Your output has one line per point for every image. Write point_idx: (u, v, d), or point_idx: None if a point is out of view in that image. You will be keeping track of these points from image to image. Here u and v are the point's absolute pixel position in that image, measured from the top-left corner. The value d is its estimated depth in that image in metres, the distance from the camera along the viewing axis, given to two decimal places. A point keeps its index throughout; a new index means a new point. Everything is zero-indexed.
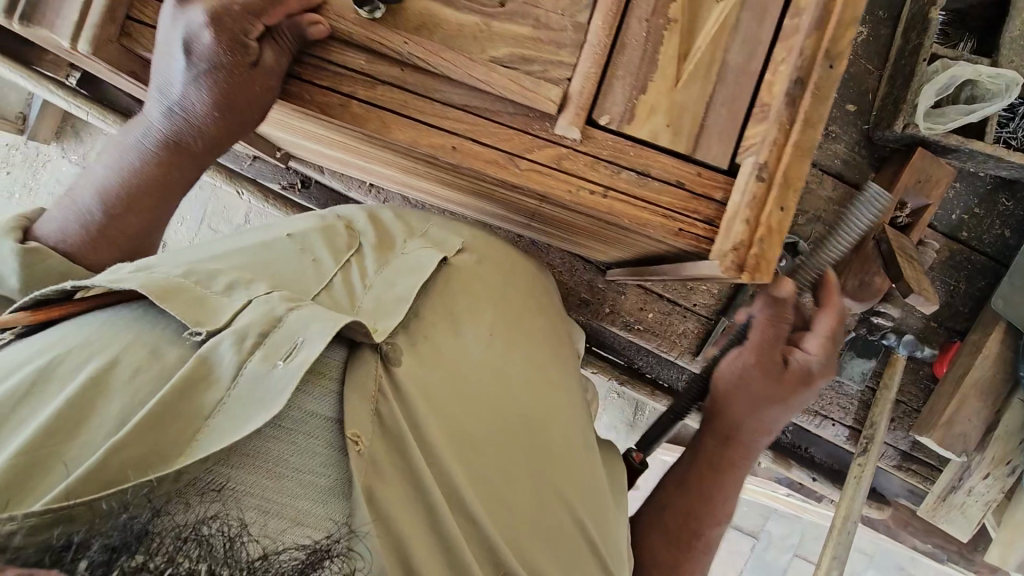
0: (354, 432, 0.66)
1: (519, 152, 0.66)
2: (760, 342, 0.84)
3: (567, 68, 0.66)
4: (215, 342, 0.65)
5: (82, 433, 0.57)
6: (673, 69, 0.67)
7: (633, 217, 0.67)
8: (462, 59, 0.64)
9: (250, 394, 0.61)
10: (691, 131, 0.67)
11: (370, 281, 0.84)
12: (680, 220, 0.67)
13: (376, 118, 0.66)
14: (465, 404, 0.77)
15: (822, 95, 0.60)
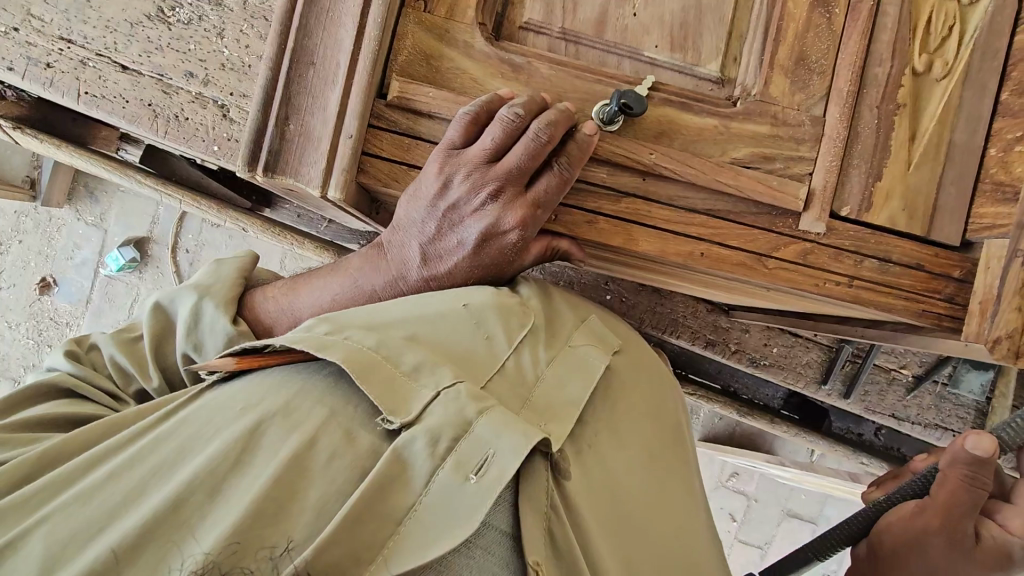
0: (535, 558, 0.48)
1: (766, 251, 0.66)
2: (946, 506, 0.67)
3: (805, 163, 0.66)
4: (408, 440, 0.47)
5: (284, 519, 0.43)
6: (905, 153, 0.67)
7: (879, 303, 0.67)
8: (710, 165, 0.64)
9: (450, 507, 0.44)
10: (925, 213, 0.68)
11: (544, 369, 0.58)
12: (923, 301, 0.68)
13: (623, 232, 0.65)
14: (645, 558, 0.55)
15: None
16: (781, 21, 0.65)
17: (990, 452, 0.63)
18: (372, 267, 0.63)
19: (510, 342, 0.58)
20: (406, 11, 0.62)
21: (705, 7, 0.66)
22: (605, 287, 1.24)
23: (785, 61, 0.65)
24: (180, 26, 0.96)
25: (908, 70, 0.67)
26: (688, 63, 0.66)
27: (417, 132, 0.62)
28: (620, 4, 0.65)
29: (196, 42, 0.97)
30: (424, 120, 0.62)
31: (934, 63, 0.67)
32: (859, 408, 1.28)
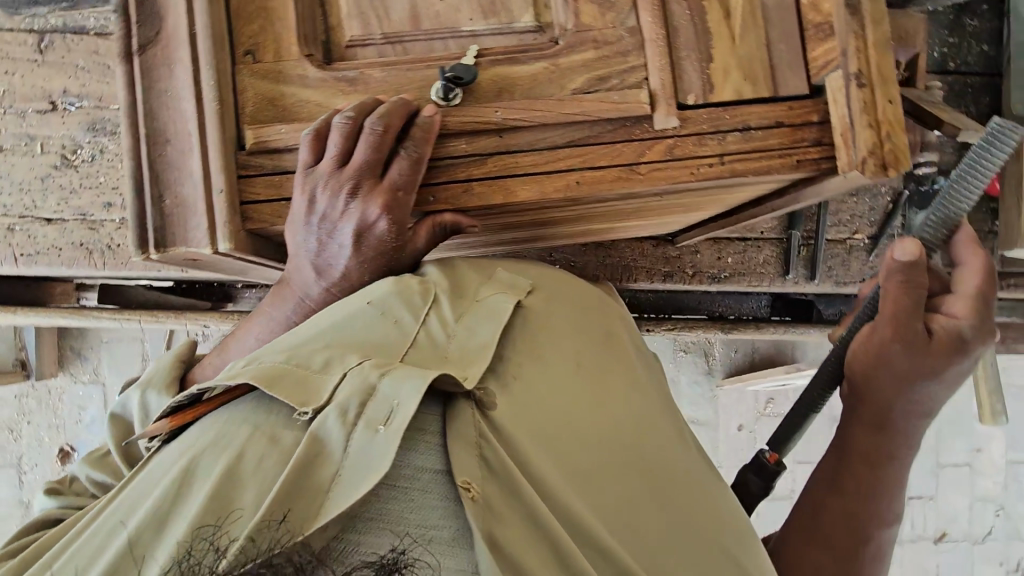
0: (465, 478, 0.53)
1: (634, 159, 0.70)
2: (896, 313, 0.68)
3: (639, 69, 0.70)
4: (322, 419, 0.53)
5: (228, 521, 0.48)
6: (725, 30, 0.71)
7: (755, 170, 0.71)
8: (552, 102, 0.68)
9: (366, 460, 0.50)
10: (765, 75, 0.72)
11: (452, 330, 0.63)
12: (795, 153, 0.71)
13: (499, 188, 0.68)
14: (582, 452, 0.60)
15: None
16: None
17: (917, 253, 0.65)
18: (281, 300, 0.69)
19: (414, 317, 0.63)
20: (239, 68, 0.68)
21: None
22: (552, 259, 1.27)
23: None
24: (84, 165, 1.18)
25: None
26: (505, 23, 0.72)
27: (282, 166, 0.66)
28: None
29: (103, 172, 1.18)
30: (285, 154, 0.66)
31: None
32: (831, 285, 1.30)
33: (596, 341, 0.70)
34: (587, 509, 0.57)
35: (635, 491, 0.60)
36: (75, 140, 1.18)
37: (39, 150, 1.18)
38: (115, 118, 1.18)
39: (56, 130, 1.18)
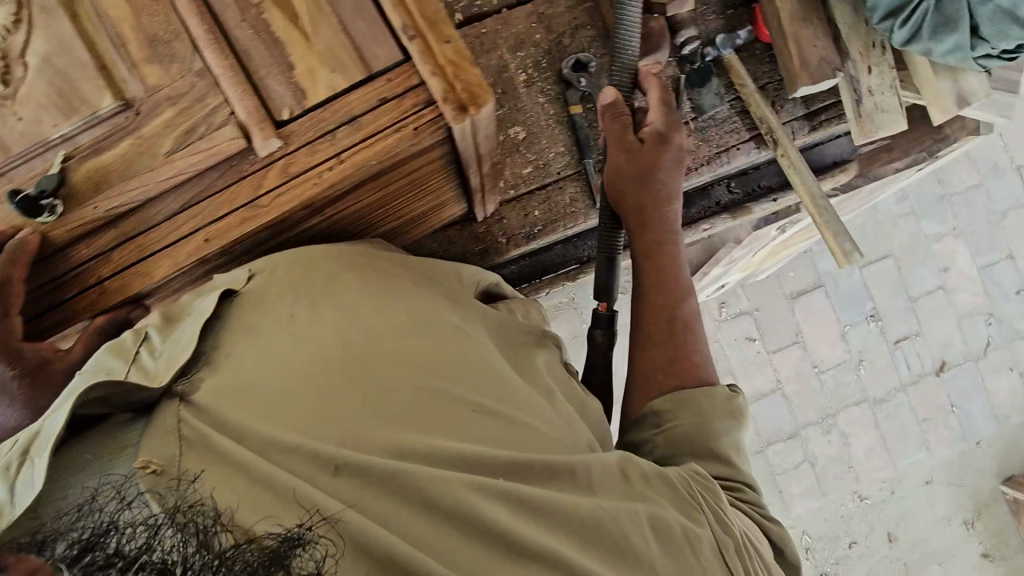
0: (146, 460, 0.64)
1: (254, 195, 0.68)
2: (613, 137, 1.09)
3: (224, 107, 0.68)
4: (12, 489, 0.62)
5: None
6: (297, 33, 0.69)
7: (375, 155, 0.68)
8: (146, 176, 0.66)
9: (33, 474, 0.62)
10: (353, 58, 0.69)
11: (159, 350, 0.73)
12: (408, 121, 0.68)
13: (134, 276, 0.67)
14: (302, 387, 0.71)
15: None
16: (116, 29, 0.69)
17: (611, 96, 1.07)
18: None
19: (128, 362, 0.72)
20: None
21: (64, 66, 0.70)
22: None
23: (145, 53, 0.68)
24: None
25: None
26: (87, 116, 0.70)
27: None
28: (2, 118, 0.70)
29: None
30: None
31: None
32: None
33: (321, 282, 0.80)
34: (327, 434, 0.68)
35: (376, 392, 0.72)
36: None
37: None
38: None
39: None
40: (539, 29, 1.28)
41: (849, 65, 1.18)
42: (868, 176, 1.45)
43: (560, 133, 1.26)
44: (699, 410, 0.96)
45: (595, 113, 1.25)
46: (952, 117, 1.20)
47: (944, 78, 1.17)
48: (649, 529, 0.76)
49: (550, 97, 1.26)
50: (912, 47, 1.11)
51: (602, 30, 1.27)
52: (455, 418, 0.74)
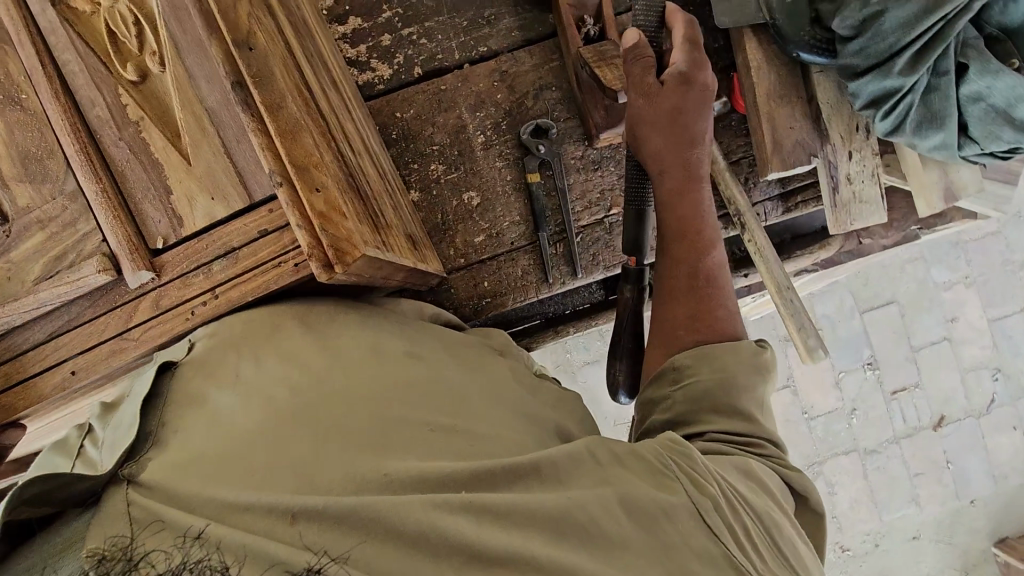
0: (93, 549, 0.48)
1: (123, 327, 0.64)
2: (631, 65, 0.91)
3: (96, 233, 0.64)
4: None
5: None
6: (176, 154, 0.65)
7: (251, 292, 0.64)
8: (9, 306, 0.63)
9: None
10: (234, 185, 0.65)
11: (103, 437, 0.59)
12: (287, 258, 0.64)
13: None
14: (246, 444, 0.56)
15: (265, 76, 0.57)
16: None
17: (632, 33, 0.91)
18: None
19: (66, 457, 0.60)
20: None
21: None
22: None
23: (16, 170, 0.65)
24: None
25: (124, 88, 0.65)
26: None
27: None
28: None
29: None
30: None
31: (142, 64, 0.65)
32: (598, 272, 1.20)
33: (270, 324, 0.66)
34: (286, 482, 0.53)
35: (335, 424, 0.59)
36: None
37: None
38: None
39: None
40: (501, 88, 1.21)
41: (828, 149, 1.09)
42: (855, 251, 1.35)
43: (516, 202, 1.20)
44: (724, 363, 0.77)
45: (553, 182, 1.19)
46: (939, 212, 1.10)
47: (932, 169, 1.07)
48: (648, 486, 0.61)
49: (507, 162, 1.20)
50: (894, 137, 1.02)
51: (567, 94, 1.20)
52: (432, 447, 0.61)
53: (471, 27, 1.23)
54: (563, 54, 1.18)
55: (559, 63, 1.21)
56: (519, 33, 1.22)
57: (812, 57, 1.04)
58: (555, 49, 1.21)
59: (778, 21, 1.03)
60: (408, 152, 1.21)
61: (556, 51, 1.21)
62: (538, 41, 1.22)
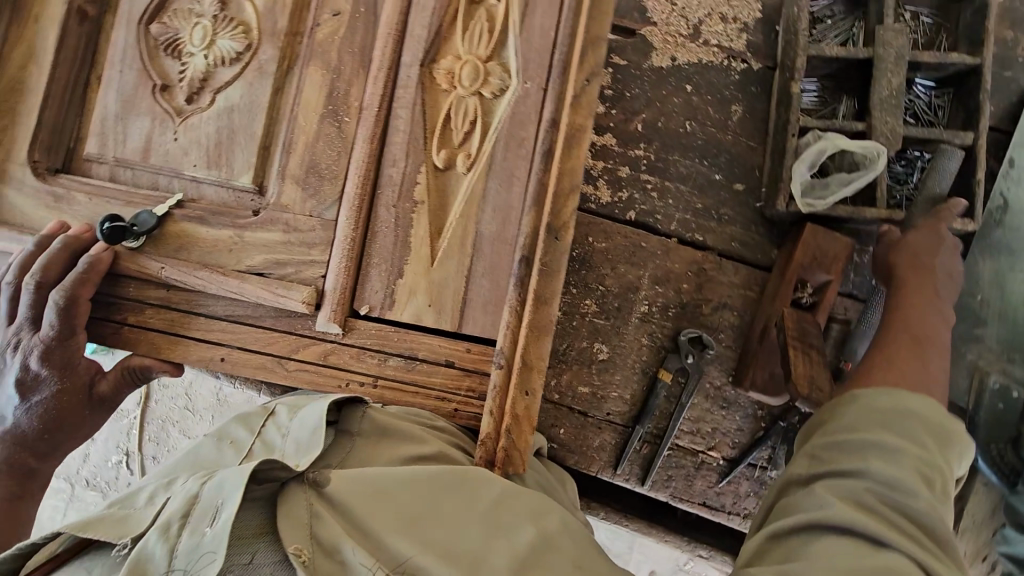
0: (297, 546, 0.49)
1: (287, 354, 0.66)
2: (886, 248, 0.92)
3: (321, 265, 0.67)
4: (141, 545, 0.49)
5: None
6: (427, 249, 0.66)
7: (406, 403, 0.65)
8: (216, 277, 0.66)
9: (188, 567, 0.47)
10: (453, 308, 0.66)
11: (287, 427, 0.61)
12: (454, 399, 0.65)
13: (149, 340, 0.68)
14: (423, 498, 0.54)
15: (552, 269, 0.58)
16: (293, 132, 0.69)
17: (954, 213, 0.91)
18: None
19: (254, 431, 0.64)
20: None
21: (237, 127, 0.71)
22: None
23: (297, 171, 0.68)
24: None
25: (426, 169, 0.67)
26: (223, 177, 0.71)
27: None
28: (165, 131, 0.72)
29: None
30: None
31: (454, 159, 0.67)
32: (664, 495, 1.17)
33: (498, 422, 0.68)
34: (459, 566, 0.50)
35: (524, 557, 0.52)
36: None
37: None
38: None
39: None
40: (691, 279, 1.20)
41: None
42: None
43: (635, 385, 1.18)
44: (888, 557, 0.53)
45: (679, 391, 1.17)
46: None
47: None
48: None
49: (652, 344, 1.19)
50: None
51: (742, 325, 1.18)
52: None
53: (702, 210, 1.22)
54: (765, 293, 1.16)
55: (755, 294, 1.19)
56: (737, 244, 1.21)
57: (990, 470, 0.97)
58: (761, 281, 1.20)
59: (978, 419, 0.99)
60: (576, 278, 1.22)
61: (759, 283, 1.20)
62: (750, 263, 1.21)
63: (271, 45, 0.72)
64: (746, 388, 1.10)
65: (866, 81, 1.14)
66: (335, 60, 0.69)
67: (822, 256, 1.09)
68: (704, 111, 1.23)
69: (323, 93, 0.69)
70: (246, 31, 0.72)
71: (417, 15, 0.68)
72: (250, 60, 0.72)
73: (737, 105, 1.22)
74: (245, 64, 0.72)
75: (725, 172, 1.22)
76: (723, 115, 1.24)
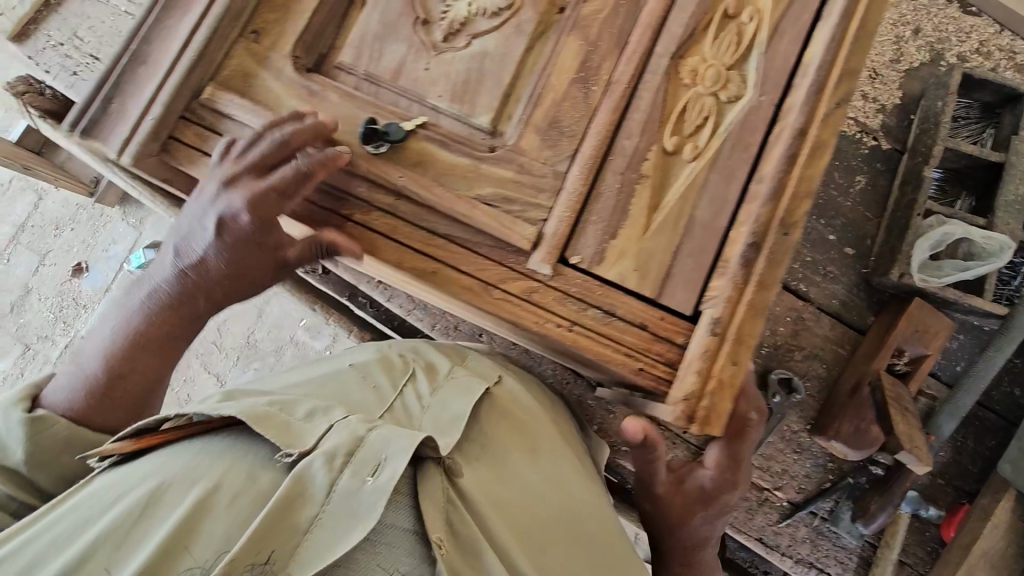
0: (438, 535, 0.65)
1: (495, 281, 0.71)
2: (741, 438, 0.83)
3: (543, 211, 0.73)
4: (307, 463, 0.64)
5: (190, 549, 0.58)
6: (643, 219, 0.72)
7: (596, 353, 0.70)
8: (453, 198, 0.71)
9: (353, 506, 0.61)
10: (657, 278, 0.71)
11: (426, 402, 0.81)
12: (641, 359, 0.69)
13: (368, 240, 0.73)
14: (520, 514, 0.74)
15: (776, 261, 0.66)
16: (542, 90, 0.75)
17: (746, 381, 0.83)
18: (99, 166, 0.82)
19: (393, 387, 0.84)
20: (239, 41, 0.78)
21: (486, 72, 0.77)
22: (481, 338, 1.28)
23: (539, 124, 0.75)
24: None
25: (657, 149, 0.73)
26: (463, 112, 0.77)
27: (215, 127, 0.76)
28: (417, 59, 0.79)
29: None
30: (224, 118, 0.76)
31: (683, 145, 0.73)
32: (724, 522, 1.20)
33: (567, 456, 0.86)
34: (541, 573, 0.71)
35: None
36: None
37: None
38: None
39: None
40: (788, 324, 1.26)
41: None
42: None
43: None
44: None
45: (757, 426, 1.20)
46: None
47: None
48: None
49: None
50: None
51: (829, 379, 1.23)
52: None
53: (810, 264, 1.28)
54: (858, 354, 1.22)
55: (845, 353, 1.24)
56: (837, 303, 1.26)
57: None
58: (854, 341, 1.24)
59: None
60: None
61: (851, 343, 1.24)
62: (846, 322, 1.25)
63: (533, 9, 0.78)
64: (829, 436, 1.14)
65: (991, 183, 1.22)
66: (594, 36, 0.76)
67: (923, 329, 1.14)
68: (831, 175, 1.30)
69: (579, 63, 0.76)
70: None
71: (677, 15, 0.75)
72: (511, 17, 0.78)
73: (861, 176, 1.29)
74: (504, 20, 0.79)
75: (839, 234, 1.28)
76: (846, 182, 1.31)
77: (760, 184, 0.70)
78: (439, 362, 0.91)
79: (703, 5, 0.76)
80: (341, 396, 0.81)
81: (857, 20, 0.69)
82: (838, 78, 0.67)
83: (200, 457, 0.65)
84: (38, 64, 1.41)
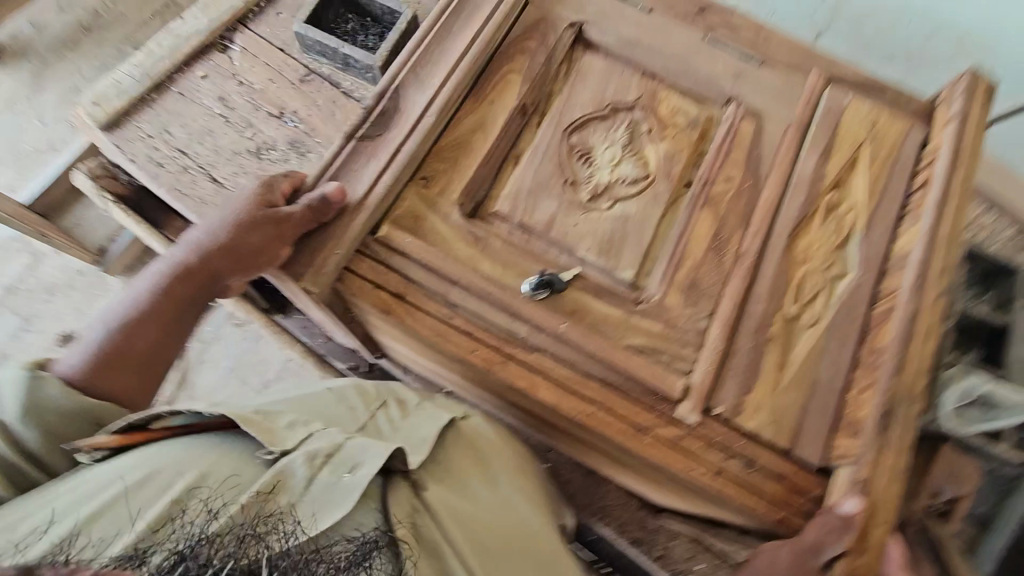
0: (402, 534, 0.91)
1: (648, 424, 0.94)
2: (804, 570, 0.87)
3: (689, 361, 0.97)
4: (288, 463, 0.90)
5: (190, 501, 0.83)
6: (772, 377, 0.95)
7: (742, 497, 0.92)
8: (637, 361, 0.95)
9: (334, 493, 0.89)
10: (789, 431, 0.94)
11: (398, 425, 1.09)
12: (784, 508, 0.92)
13: (531, 380, 0.95)
14: (480, 532, 0.98)
15: (906, 423, 0.87)
16: (680, 257, 1.00)
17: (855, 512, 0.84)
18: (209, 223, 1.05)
19: (366, 411, 1.12)
20: (411, 187, 1.02)
21: (630, 232, 1.03)
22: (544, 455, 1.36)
23: (679, 290, 0.99)
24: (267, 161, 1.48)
25: (782, 312, 0.98)
26: (610, 265, 1.01)
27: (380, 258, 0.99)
28: (569, 217, 1.03)
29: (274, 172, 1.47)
30: (395, 253, 0.99)
31: (803, 312, 0.98)
32: None
33: (521, 480, 1.10)
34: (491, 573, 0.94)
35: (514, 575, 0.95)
36: (275, 143, 1.50)
37: (247, 135, 1.50)
38: (311, 146, 1.51)
39: (270, 130, 1.51)
40: None
41: None
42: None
43: None
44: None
45: None
46: None
47: None
48: None
49: None
50: None
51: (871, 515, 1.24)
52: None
53: None
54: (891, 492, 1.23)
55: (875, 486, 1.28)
56: None
57: None
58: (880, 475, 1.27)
59: None
60: None
61: None
62: None
63: (666, 182, 1.05)
64: None
65: (998, 341, 1.38)
66: (724, 212, 1.02)
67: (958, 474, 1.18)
68: None
69: (710, 232, 1.02)
70: (644, 167, 1.07)
71: (791, 200, 1.02)
72: (647, 187, 1.05)
73: None
74: (641, 187, 1.05)
75: None
76: None
77: (871, 349, 0.95)
78: (410, 396, 1.18)
79: (811, 197, 1.02)
80: (320, 412, 1.09)
81: (938, 245, 0.93)
82: (936, 274, 0.92)
83: (195, 445, 0.91)
84: (124, 153, 1.45)
